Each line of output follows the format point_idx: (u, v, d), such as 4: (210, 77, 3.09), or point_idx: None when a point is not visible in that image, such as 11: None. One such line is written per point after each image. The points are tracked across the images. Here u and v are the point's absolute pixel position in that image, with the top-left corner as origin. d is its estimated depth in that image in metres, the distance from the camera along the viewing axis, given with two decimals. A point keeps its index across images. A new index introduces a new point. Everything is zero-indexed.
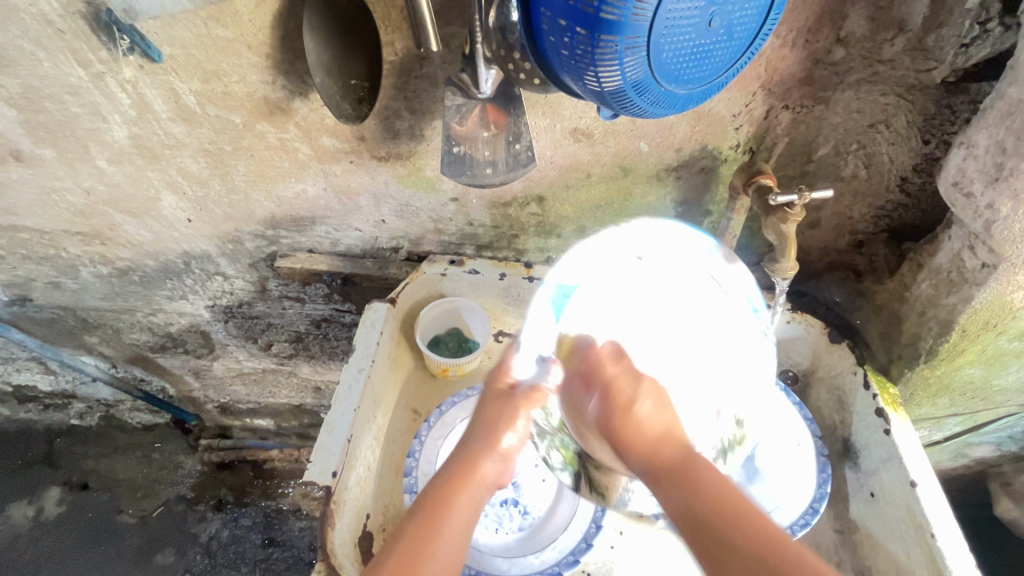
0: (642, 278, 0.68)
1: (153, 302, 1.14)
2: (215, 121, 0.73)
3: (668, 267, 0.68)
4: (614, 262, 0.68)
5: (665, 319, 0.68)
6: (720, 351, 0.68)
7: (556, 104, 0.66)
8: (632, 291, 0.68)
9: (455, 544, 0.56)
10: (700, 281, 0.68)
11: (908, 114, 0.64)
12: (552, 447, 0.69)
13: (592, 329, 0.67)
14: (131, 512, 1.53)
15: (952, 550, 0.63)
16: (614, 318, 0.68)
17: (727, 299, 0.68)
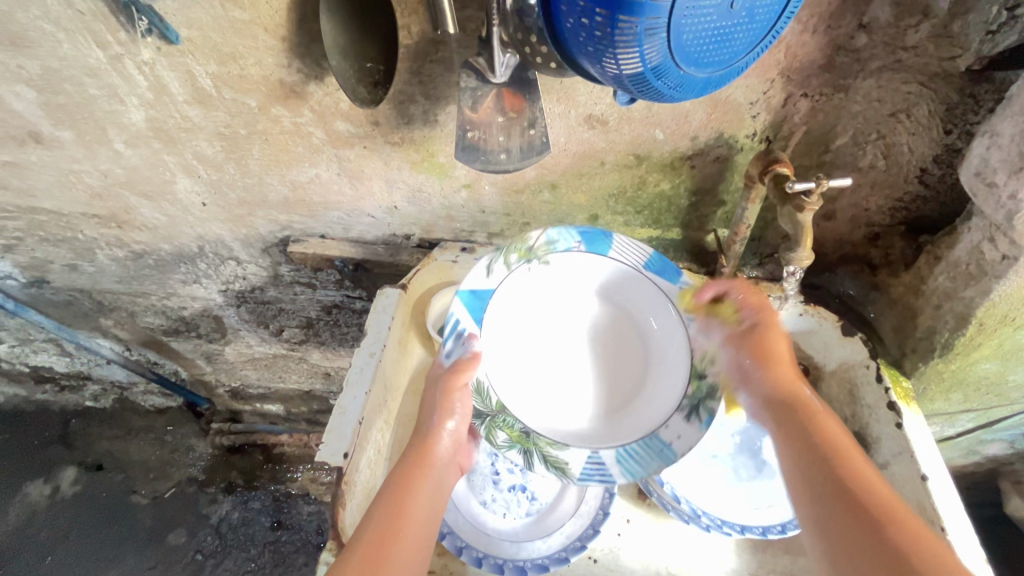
0: (551, 280, 0.73)
1: (167, 285, 1.15)
2: (231, 104, 0.73)
3: (574, 265, 0.73)
4: (517, 268, 0.71)
5: (579, 307, 0.73)
6: (642, 325, 0.73)
7: (571, 90, 0.66)
8: (545, 286, 0.73)
9: (419, 533, 0.60)
10: (607, 268, 0.73)
11: (930, 103, 0.63)
12: (497, 428, 0.69)
13: (514, 319, 0.72)
14: (144, 493, 1.56)
15: (964, 545, 0.62)
16: (532, 309, 0.73)
17: (637, 277, 0.73)
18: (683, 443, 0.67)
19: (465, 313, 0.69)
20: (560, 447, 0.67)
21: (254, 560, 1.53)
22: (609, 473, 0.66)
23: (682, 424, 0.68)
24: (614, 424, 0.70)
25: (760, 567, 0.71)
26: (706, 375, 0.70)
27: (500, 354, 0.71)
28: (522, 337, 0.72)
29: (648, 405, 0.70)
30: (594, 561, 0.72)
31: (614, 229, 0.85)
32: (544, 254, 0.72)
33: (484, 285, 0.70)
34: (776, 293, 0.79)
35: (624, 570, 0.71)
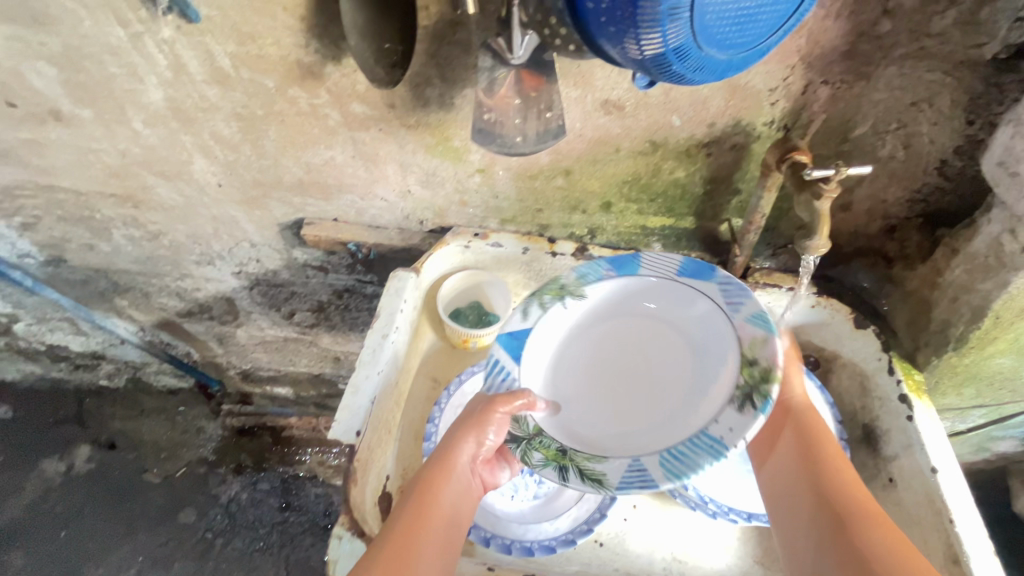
0: (591, 313, 0.73)
1: (181, 267, 1.16)
2: (248, 85, 0.74)
3: (609, 295, 0.73)
4: (553, 306, 0.72)
5: (620, 331, 0.72)
6: (688, 335, 0.69)
7: (589, 73, 0.65)
8: (585, 321, 0.73)
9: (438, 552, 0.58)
10: (644, 291, 0.72)
11: (953, 93, 0.62)
12: (532, 447, 0.64)
13: (554, 348, 0.72)
14: (156, 472, 1.59)
15: (971, 537, 0.62)
16: (570, 339, 0.73)
17: (675, 286, 0.71)
18: (736, 435, 0.58)
19: (505, 355, 0.69)
20: (598, 459, 0.63)
21: (262, 539, 1.56)
22: (651, 477, 0.59)
23: (734, 416, 0.60)
24: (666, 428, 0.64)
25: (765, 554, 0.71)
26: (758, 360, 0.62)
27: (540, 382, 0.70)
28: (563, 364, 0.71)
29: (699, 402, 0.64)
30: (600, 544, 0.72)
31: (627, 217, 0.85)
32: (579, 288, 0.73)
33: (521, 327, 0.71)
34: (789, 284, 0.80)
35: (630, 554, 0.72)
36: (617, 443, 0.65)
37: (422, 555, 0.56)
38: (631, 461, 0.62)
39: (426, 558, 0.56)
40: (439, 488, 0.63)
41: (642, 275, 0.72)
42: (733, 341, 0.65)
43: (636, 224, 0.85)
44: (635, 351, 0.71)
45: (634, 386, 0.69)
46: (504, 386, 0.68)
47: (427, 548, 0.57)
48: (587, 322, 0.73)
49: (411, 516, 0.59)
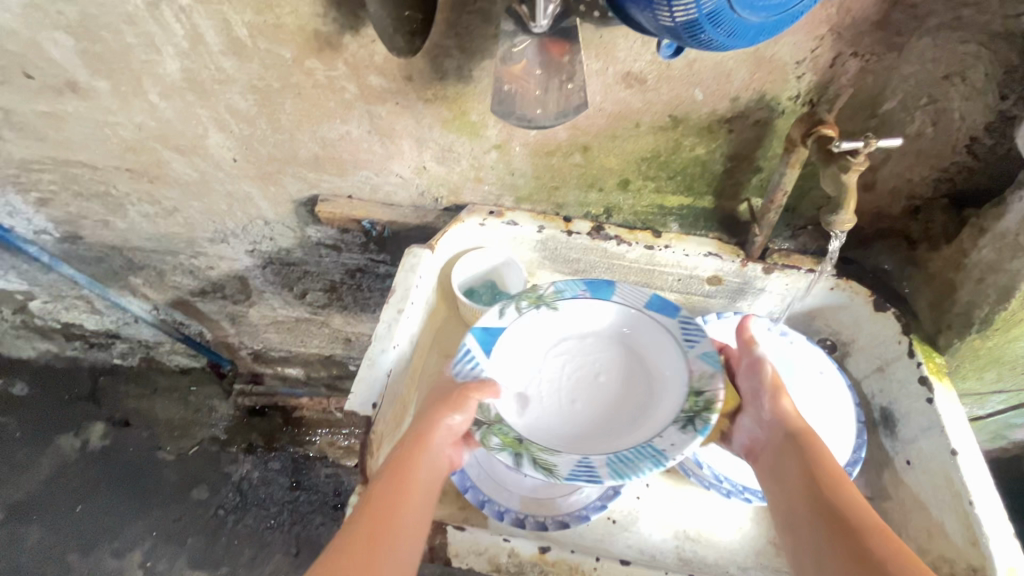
0: (558, 323, 0.77)
1: (196, 244, 1.17)
2: (265, 56, 0.73)
3: (579, 311, 0.77)
4: (528, 313, 0.76)
5: (586, 347, 0.77)
6: (641, 359, 0.75)
7: (611, 44, 0.64)
8: (553, 330, 0.77)
9: (411, 534, 0.57)
10: (609, 313, 0.77)
11: (988, 65, 0.60)
12: (491, 431, 0.66)
13: (526, 351, 0.75)
14: (169, 450, 1.61)
15: (991, 519, 0.61)
16: (543, 345, 0.76)
17: (638, 315, 0.76)
18: (676, 450, 0.64)
19: (477, 346, 0.72)
20: (552, 452, 0.65)
21: (273, 517, 1.56)
22: (597, 473, 0.63)
23: (676, 433, 0.66)
24: (612, 441, 0.69)
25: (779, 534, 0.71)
26: (704, 391, 0.68)
27: (511, 377, 0.73)
28: (532, 367, 0.75)
29: (647, 422, 0.69)
30: (614, 521, 0.72)
31: (645, 196, 0.84)
32: (554, 301, 0.77)
33: (497, 323, 0.75)
34: (808, 266, 0.79)
35: (643, 531, 0.72)
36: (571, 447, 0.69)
37: (397, 532, 0.57)
38: (579, 458, 0.65)
39: (400, 537, 0.56)
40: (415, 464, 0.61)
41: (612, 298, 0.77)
42: (684, 374, 0.71)
43: (653, 203, 0.84)
44: (597, 367, 0.75)
45: (592, 398, 0.73)
46: (471, 372, 0.70)
47: (403, 526, 0.57)
48: (554, 331, 0.77)
49: (387, 494, 0.59)
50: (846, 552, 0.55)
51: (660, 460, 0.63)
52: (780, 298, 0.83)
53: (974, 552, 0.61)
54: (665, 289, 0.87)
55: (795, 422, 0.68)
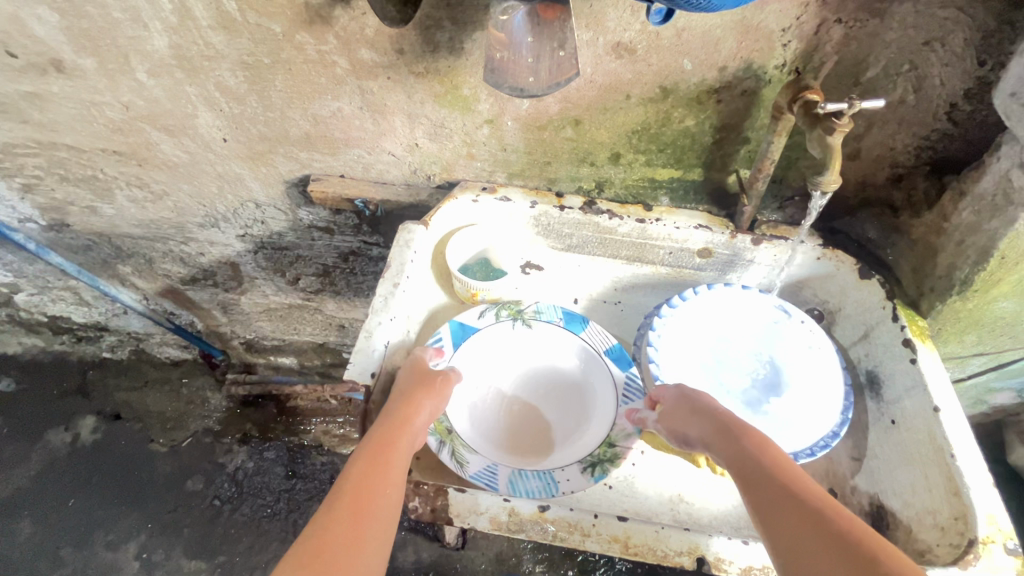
0: (525, 341, 0.80)
1: (186, 230, 1.16)
2: (255, 30, 0.73)
3: (547, 337, 0.80)
4: (503, 322, 0.80)
5: (545, 368, 0.79)
6: (584, 395, 0.77)
7: (601, 14, 0.65)
8: (519, 347, 0.80)
9: (384, 523, 0.56)
10: (572, 349, 0.79)
11: (966, 31, 0.62)
12: None
13: (494, 354, 0.79)
14: (162, 442, 1.60)
15: (971, 470, 0.63)
16: (510, 350, 0.80)
17: (596, 357, 0.77)
18: (568, 484, 0.66)
19: (448, 337, 0.77)
20: (471, 450, 0.69)
21: (270, 506, 1.53)
22: (498, 477, 0.65)
23: (574, 471, 0.68)
24: (526, 454, 0.71)
25: None
26: (615, 444, 0.70)
27: (471, 370, 0.77)
28: (493, 364, 0.78)
29: (559, 451, 0.71)
30: (610, 487, 0.73)
31: (635, 169, 0.85)
32: (528, 318, 0.80)
33: (473, 322, 0.79)
34: (796, 237, 0.81)
35: (638, 495, 0.73)
36: (485, 445, 0.71)
37: (371, 520, 0.55)
38: (489, 461, 0.68)
39: (379, 518, 0.55)
40: (394, 446, 0.61)
41: (581, 335, 0.79)
42: (606, 427, 0.72)
43: (643, 177, 0.85)
44: (544, 391, 0.78)
45: (530, 412, 0.76)
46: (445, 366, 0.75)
47: (382, 506, 0.56)
48: (518, 347, 0.80)
49: (364, 476, 0.57)
50: (821, 537, 0.52)
51: (553, 485, 0.65)
52: (768, 270, 0.85)
53: (955, 502, 0.62)
54: (657, 263, 0.88)
55: (727, 420, 0.66)
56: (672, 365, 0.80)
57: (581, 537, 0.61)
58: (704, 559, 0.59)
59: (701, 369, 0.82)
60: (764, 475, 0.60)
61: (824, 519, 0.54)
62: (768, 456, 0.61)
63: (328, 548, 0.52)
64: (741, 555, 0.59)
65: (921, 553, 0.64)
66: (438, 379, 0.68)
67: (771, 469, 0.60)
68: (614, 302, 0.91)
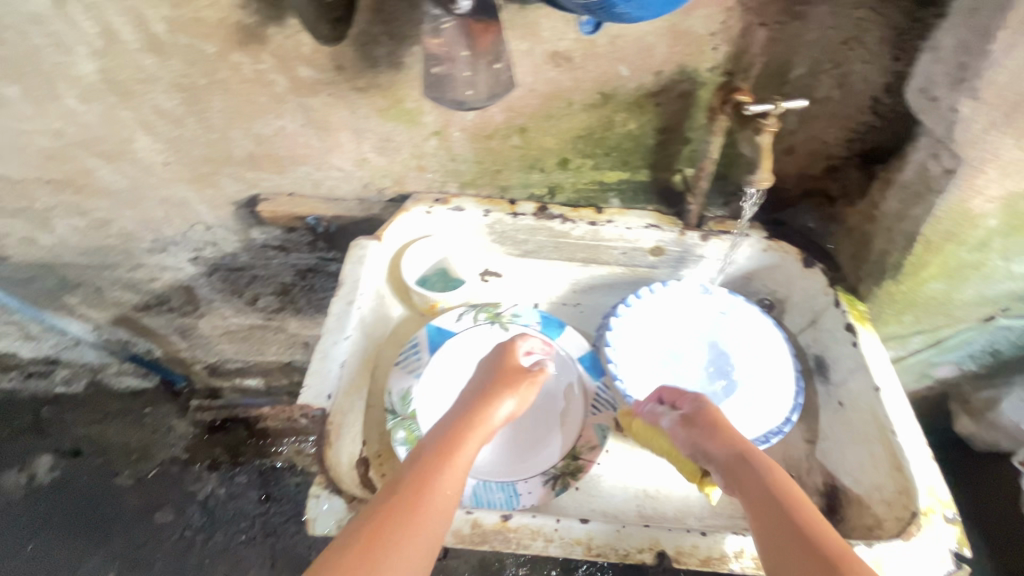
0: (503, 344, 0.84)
1: (134, 256, 1.12)
2: (187, 52, 0.71)
3: None
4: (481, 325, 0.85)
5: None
6: (556, 398, 0.80)
7: (535, 25, 0.66)
8: None
9: (442, 508, 0.56)
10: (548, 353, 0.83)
11: (880, 29, 0.65)
12: (400, 426, 0.74)
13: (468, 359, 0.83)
14: (127, 475, 1.54)
15: (911, 445, 0.66)
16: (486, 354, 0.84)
17: (570, 363, 0.82)
18: (528, 497, 0.71)
19: (425, 341, 0.82)
20: None
21: (245, 531, 1.49)
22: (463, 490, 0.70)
23: (537, 483, 0.72)
24: (496, 462, 0.74)
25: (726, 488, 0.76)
26: (578, 456, 0.74)
27: (442, 375, 0.81)
28: (466, 369, 0.83)
29: (529, 457, 0.75)
30: (578, 489, 0.74)
31: (584, 173, 0.86)
32: (505, 321, 0.85)
33: (451, 325, 0.84)
34: (742, 230, 0.84)
35: (604, 494, 0.74)
36: None
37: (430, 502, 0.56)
38: None
39: (435, 507, 0.56)
40: (458, 443, 0.63)
41: (557, 341, 0.84)
42: (574, 433, 0.76)
43: (593, 180, 0.87)
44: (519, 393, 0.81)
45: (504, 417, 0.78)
46: (411, 363, 0.80)
47: (433, 504, 0.56)
48: None
49: (414, 480, 0.58)
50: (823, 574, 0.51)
51: (512, 500, 0.70)
52: (719, 264, 0.88)
53: (898, 477, 0.66)
54: (612, 263, 0.90)
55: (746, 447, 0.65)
56: (630, 363, 0.83)
57: (543, 543, 0.60)
58: (664, 553, 0.60)
59: (659, 365, 0.84)
60: (770, 501, 0.59)
61: (820, 553, 0.53)
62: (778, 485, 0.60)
63: (365, 552, 0.52)
64: (699, 547, 0.60)
65: (870, 528, 0.67)
66: (522, 377, 0.73)
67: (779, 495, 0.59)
68: (573, 305, 0.93)
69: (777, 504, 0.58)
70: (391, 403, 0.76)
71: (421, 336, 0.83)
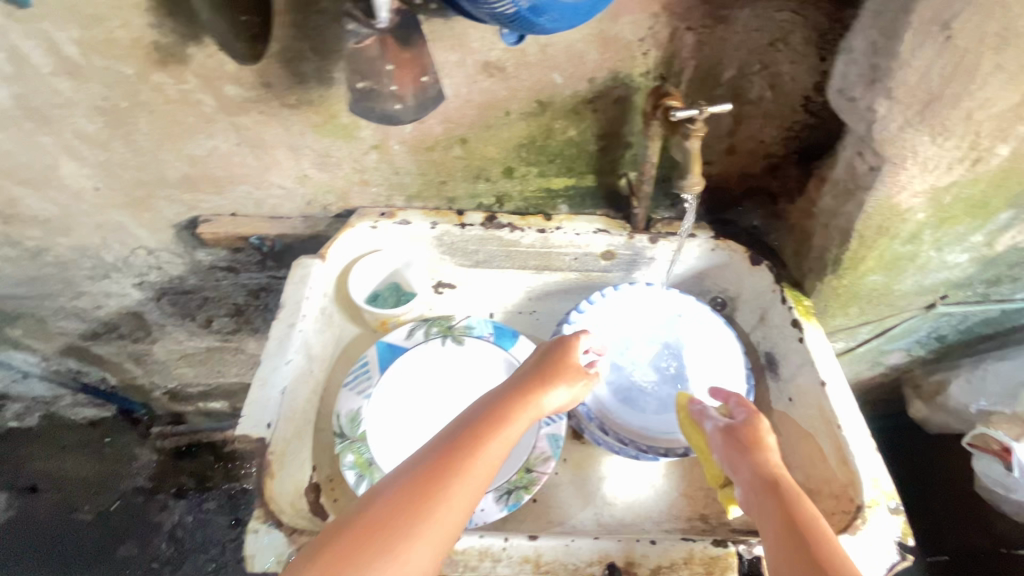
0: (455, 358, 0.83)
1: (75, 284, 1.08)
2: (104, 74, 0.68)
3: (478, 353, 0.83)
4: (433, 339, 0.83)
5: (475, 388, 0.81)
6: None
7: (463, 36, 0.66)
8: (449, 365, 0.82)
9: (473, 484, 0.54)
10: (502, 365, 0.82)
11: (804, 30, 0.66)
12: (348, 449, 0.72)
13: (424, 376, 0.81)
14: (87, 509, 1.48)
15: (856, 438, 0.67)
16: (441, 369, 0.82)
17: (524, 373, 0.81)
18: (480, 515, 0.69)
19: (375, 361, 0.80)
20: None
21: (215, 559, 1.46)
22: None
23: (490, 499, 0.70)
24: None
25: (683, 490, 0.76)
26: (532, 469, 0.73)
27: (395, 393, 0.78)
28: (420, 387, 0.80)
29: None
30: (535, 500, 0.76)
31: (531, 181, 0.86)
32: (457, 334, 0.84)
33: (401, 342, 0.83)
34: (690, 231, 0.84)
35: (561, 506, 0.75)
36: None
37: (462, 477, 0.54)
38: None
39: (467, 483, 0.54)
40: (500, 421, 0.60)
41: (512, 351, 0.83)
42: (529, 446, 0.75)
43: (540, 187, 0.86)
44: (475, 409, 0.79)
45: None
46: (360, 384, 0.79)
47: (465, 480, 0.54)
48: (448, 366, 0.82)
49: (457, 448, 0.56)
50: None
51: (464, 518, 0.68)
52: (669, 264, 0.88)
53: (845, 470, 0.66)
54: (565, 269, 0.89)
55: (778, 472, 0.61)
56: None
57: (492, 563, 0.60)
58: (615, 565, 0.59)
59: (610, 371, 0.84)
60: (779, 511, 0.56)
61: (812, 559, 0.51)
62: (796, 496, 0.58)
63: (392, 514, 0.50)
64: (649, 556, 0.59)
65: None
66: (572, 368, 0.69)
67: (790, 497, 0.58)
68: (529, 313, 0.93)
69: (787, 515, 0.56)
70: (338, 427, 0.74)
71: (372, 354, 0.82)
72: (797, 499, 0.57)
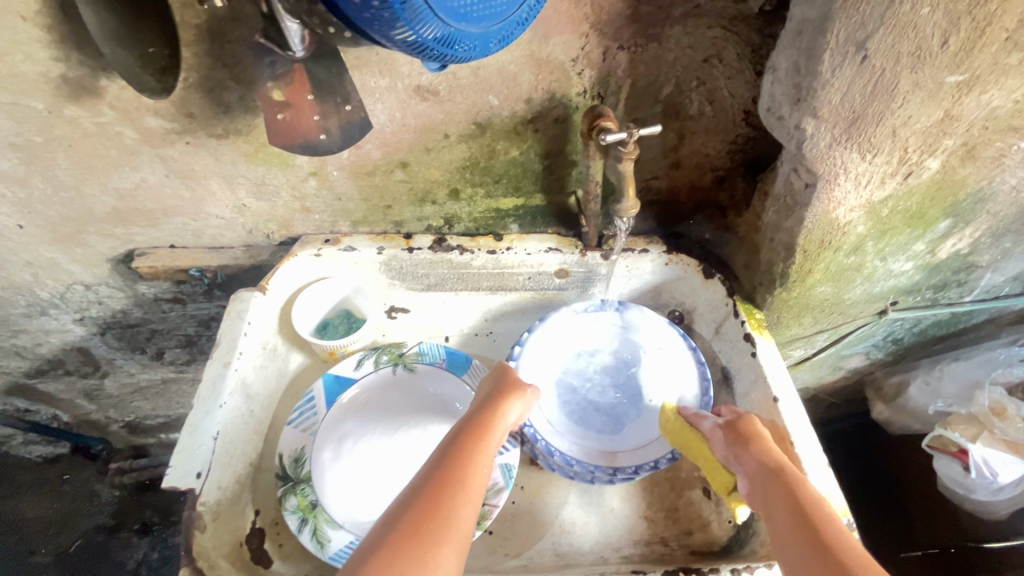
0: (406, 384, 0.81)
1: (12, 324, 1.02)
2: (13, 109, 0.65)
3: (428, 380, 0.81)
4: (384, 368, 0.81)
5: (422, 413, 0.78)
6: None
7: (390, 61, 0.64)
8: (400, 392, 0.80)
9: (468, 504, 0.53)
10: (453, 391, 0.80)
11: (736, 46, 0.65)
12: (292, 491, 0.70)
13: (372, 407, 0.78)
14: (44, 551, 1.37)
15: (808, 455, 0.66)
16: (394, 397, 0.79)
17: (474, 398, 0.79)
18: None
19: (321, 394, 0.77)
20: (336, 524, 0.69)
21: None
22: None
23: None
24: None
25: (640, 513, 0.75)
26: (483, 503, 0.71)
27: (343, 427, 0.76)
28: (370, 416, 0.77)
29: None
30: (490, 533, 0.74)
31: (478, 202, 0.83)
32: (409, 361, 0.81)
33: (349, 373, 0.80)
34: (641, 247, 0.83)
35: (516, 538, 0.73)
36: (353, 511, 0.70)
37: (457, 498, 0.52)
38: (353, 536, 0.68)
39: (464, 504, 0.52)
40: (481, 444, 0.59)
41: (464, 377, 0.80)
42: None
43: (488, 208, 0.84)
44: (426, 439, 0.76)
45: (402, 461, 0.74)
46: (305, 420, 0.76)
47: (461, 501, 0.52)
48: (399, 394, 0.80)
49: (454, 459, 0.56)
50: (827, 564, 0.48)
51: None
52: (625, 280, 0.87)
53: None
54: (519, 289, 0.87)
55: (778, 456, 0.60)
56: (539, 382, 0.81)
57: None
58: None
59: (567, 387, 0.82)
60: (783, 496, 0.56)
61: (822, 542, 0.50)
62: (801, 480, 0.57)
63: (411, 529, 0.49)
64: None
65: None
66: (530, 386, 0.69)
67: (792, 472, 0.58)
68: (486, 334, 0.90)
69: (792, 500, 0.55)
70: (280, 466, 0.72)
71: (318, 387, 0.78)
72: (801, 483, 0.56)
